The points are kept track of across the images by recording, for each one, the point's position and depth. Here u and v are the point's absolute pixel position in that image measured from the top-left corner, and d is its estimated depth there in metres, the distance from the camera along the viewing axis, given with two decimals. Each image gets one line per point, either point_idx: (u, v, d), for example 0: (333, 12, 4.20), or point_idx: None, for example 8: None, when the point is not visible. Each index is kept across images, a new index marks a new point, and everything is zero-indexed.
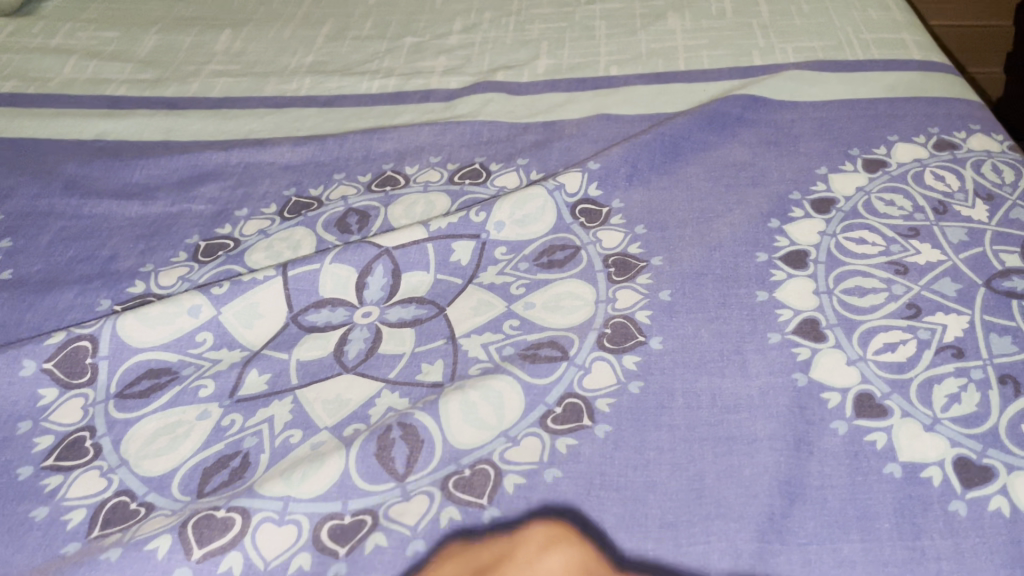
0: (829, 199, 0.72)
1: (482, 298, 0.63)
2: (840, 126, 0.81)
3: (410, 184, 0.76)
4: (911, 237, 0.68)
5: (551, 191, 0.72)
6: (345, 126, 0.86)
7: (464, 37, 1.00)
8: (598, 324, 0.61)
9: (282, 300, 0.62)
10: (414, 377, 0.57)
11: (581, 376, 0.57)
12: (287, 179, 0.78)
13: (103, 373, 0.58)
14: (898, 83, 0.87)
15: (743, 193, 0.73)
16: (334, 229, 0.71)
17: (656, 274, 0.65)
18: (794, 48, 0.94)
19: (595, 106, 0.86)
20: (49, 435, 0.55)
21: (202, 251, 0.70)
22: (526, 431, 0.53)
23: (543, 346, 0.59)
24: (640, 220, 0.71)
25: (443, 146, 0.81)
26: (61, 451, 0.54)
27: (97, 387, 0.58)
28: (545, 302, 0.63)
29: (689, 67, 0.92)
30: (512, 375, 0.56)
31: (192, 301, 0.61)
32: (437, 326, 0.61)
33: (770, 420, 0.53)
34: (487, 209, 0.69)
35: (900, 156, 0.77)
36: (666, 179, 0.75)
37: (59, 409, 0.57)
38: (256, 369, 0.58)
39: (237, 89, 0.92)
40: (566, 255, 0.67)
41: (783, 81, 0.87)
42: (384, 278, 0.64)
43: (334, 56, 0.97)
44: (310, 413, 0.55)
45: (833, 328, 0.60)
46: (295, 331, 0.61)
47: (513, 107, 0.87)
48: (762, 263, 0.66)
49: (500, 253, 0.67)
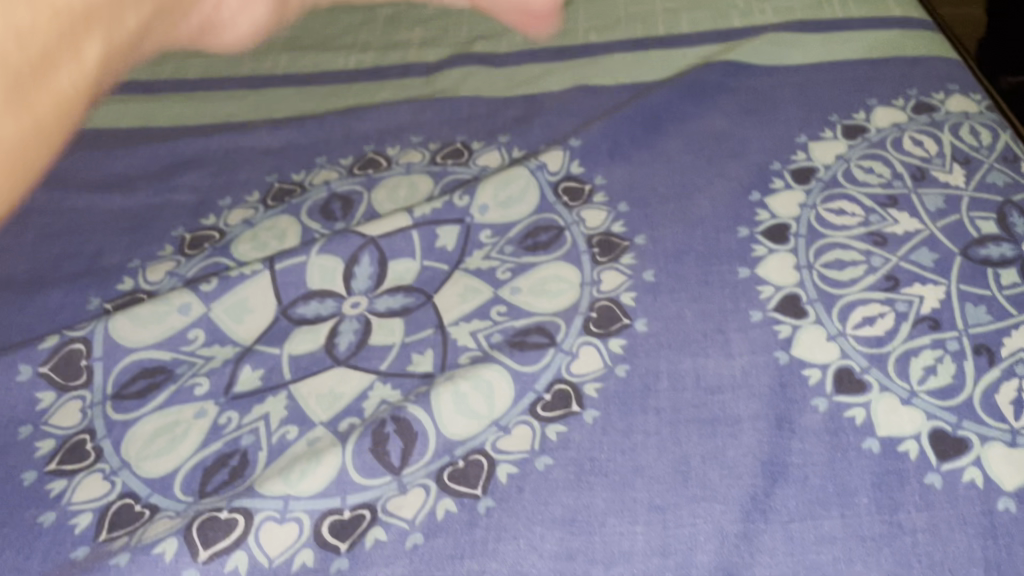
0: (808, 168, 0.73)
1: (469, 284, 0.64)
2: (819, 90, 0.82)
3: (393, 166, 0.76)
4: (888, 206, 0.69)
5: (533, 171, 0.73)
6: (325, 106, 0.85)
7: (440, 6, 0.99)
8: (584, 307, 0.62)
9: (271, 294, 0.63)
10: (405, 369, 0.58)
11: (569, 361, 0.58)
12: (269, 165, 0.78)
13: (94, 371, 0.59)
14: (878, 42, 0.87)
15: (723, 165, 0.74)
16: (319, 217, 0.71)
17: (640, 253, 0.66)
18: (773, 7, 0.94)
19: (575, 77, 0.86)
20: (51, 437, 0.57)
21: (188, 243, 0.71)
22: (517, 420, 0.55)
23: (531, 332, 0.60)
24: (622, 197, 0.72)
25: (425, 125, 0.81)
26: (63, 453, 0.55)
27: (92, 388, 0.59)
28: (531, 287, 0.64)
29: (668, 31, 0.92)
30: (501, 364, 0.57)
31: (182, 299, 0.62)
32: (426, 315, 0.62)
33: (752, 399, 0.55)
34: (469, 195, 0.70)
35: (879, 121, 0.78)
36: (647, 153, 0.76)
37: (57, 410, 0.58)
38: (250, 364, 0.59)
39: (212, 69, 0.91)
40: (550, 237, 0.68)
41: (761, 45, 0.87)
42: (371, 267, 0.65)
43: (309, 31, 0.96)
44: (305, 409, 0.56)
45: (814, 304, 0.61)
46: (285, 324, 0.62)
47: (493, 81, 0.87)
48: (743, 239, 0.67)
49: (486, 237, 0.68)
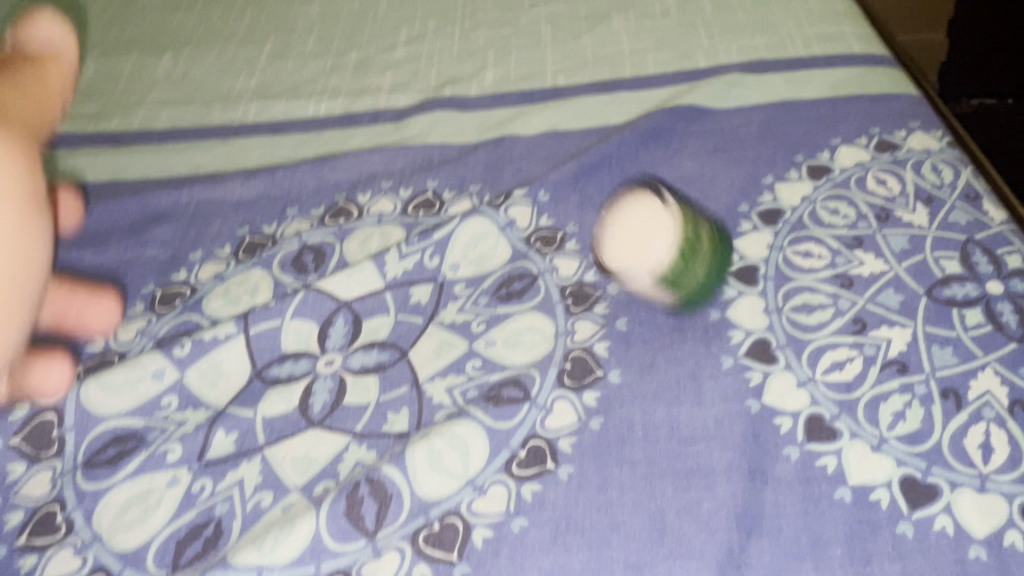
0: (775, 211, 0.74)
1: (443, 338, 0.64)
2: (784, 130, 0.83)
3: (364, 216, 0.76)
4: (855, 248, 0.70)
5: (503, 228, 0.73)
6: (295, 154, 0.85)
7: (409, 49, 1.00)
8: (558, 359, 0.62)
9: (245, 358, 0.63)
10: (380, 429, 0.58)
11: (543, 417, 0.58)
12: (240, 217, 0.77)
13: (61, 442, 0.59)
14: (840, 81, 0.89)
15: (693, 208, 0.75)
16: (291, 270, 0.71)
17: (613, 302, 0.67)
18: (737, 47, 0.96)
19: (544, 120, 0.87)
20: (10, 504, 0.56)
21: (159, 300, 0.70)
22: (492, 479, 0.55)
23: (505, 385, 0.60)
24: (594, 245, 0.72)
25: (395, 172, 0.81)
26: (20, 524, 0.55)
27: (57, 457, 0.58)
28: (505, 339, 0.64)
29: (635, 73, 0.93)
30: (475, 420, 0.58)
31: (155, 365, 0.62)
32: (400, 372, 0.62)
33: (726, 450, 0.55)
34: (441, 259, 0.70)
35: (843, 160, 0.79)
36: (616, 199, 0.76)
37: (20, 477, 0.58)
38: (223, 428, 0.59)
39: (182, 118, 0.91)
40: (524, 285, 0.68)
41: (725, 85, 0.88)
42: (346, 327, 0.65)
43: (279, 77, 0.96)
44: (280, 474, 0.56)
45: (783, 349, 0.62)
46: (259, 386, 0.62)
47: (463, 126, 0.87)
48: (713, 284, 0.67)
49: (460, 289, 0.68)
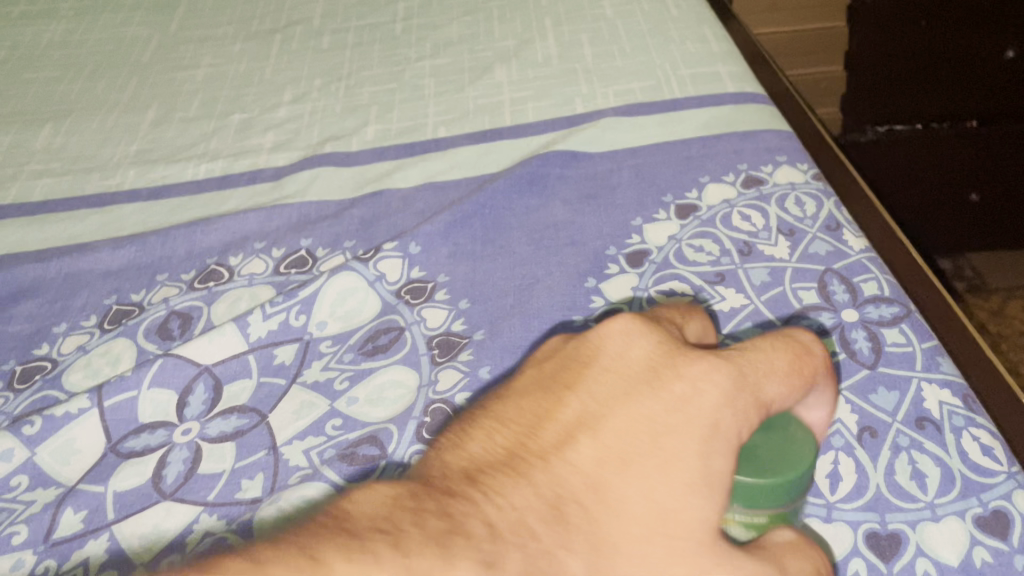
0: (642, 251, 0.75)
1: (304, 399, 0.64)
2: (654, 172, 0.85)
3: (235, 278, 0.76)
4: (716, 283, 0.71)
5: (372, 283, 0.73)
6: (170, 219, 0.84)
7: (294, 108, 1.00)
8: (419, 411, 0.62)
9: (98, 432, 0.62)
10: (232, 496, 0.57)
11: (399, 473, 0.57)
12: (108, 286, 0.76)
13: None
14: (710, 121, 0.91)
15: (561, 253, 0.75)
16: (156, 337, 0.70)
17: (477, 349, 0.67)
18: (614, 91, 0.98)
19: (423, 173, 0.88)
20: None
21: (18, 377, 0.68)
22: None
23: (362, 444, 0.59)
24: (463, 294, 0.73)
25: (271, 232, 0.81)
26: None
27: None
28: (368, 395, 0.64)
29: (515, 121, 0.95)
30: (328, 481, 0.57)
31: (4, 445, 0.61)
32: (259, 437, 0.61)
33: None
34: (307, 317, 0.70)
35: (710, 198, 0.81)
36: (489, 247, 0.77)
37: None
38: (72, 506, 0.57)
39: (58, 190, 0.89)
40: (390, 338, 0.69)
41: (599, 132, 0.91)
42: (206, 393, 0.65)
43: (161, 142, 0.96)
44: (126, 550, 0.55)
45: None
46: (112, 460, 0.60)
47: (342, 182, 0.87)
48: (577, 328, 0.68)
49: (325, 347, 0.68)
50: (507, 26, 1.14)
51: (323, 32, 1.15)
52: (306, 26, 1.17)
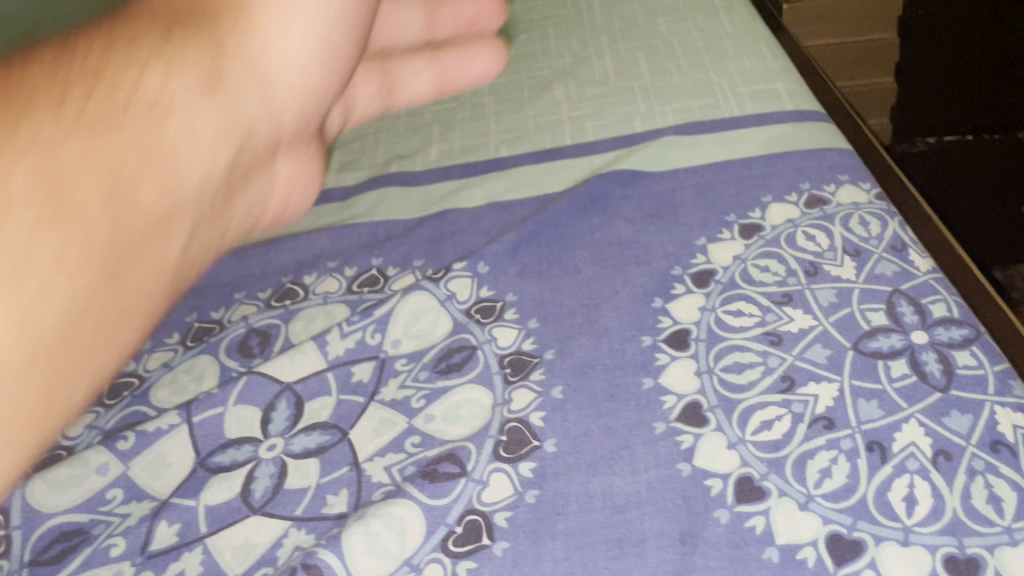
0: (708, 271, 0.76)
1: (383, 416, 0.66)
2: (717, 191, 0.85)
3: (309, 296, 0.79)
4: (783, 304, 0.72)
5: (442, 302, 0.76)
6: (246, 239, 0.87)
7: (358, 128, 1.03)
8: (495, 430, 0.63)
9: (188, 447, 0.64)
10: (319, 511, 0.59)
11: (479, 491, 0.59)
12: (189, 304, 0.79)
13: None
14: (770, 139, 0.92)
15: (627, 272, 0.76)
16: (237, 354, 0.73)
17: (549, 369, 0.68)
18: (673, 109, 0.99)
19: (487, 193, 0.90)
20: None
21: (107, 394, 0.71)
22: (429, 558, 0.56)
23: (442, 461, 0.61)
24: (532, 314, 0.74)
25: (341, 252, 0.84)
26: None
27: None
28: (445, 414, 0.66)
29: (575, 140, 0.96)
30: (412, 498, 0.59)
31: (100, 460, 0.64)
32: (341, 453, 0.63)
33: (658, 517, 0.56)
34: (382, 335, 0.73)
35: (774, 218, 0.81)
36: (554, 267, 0.78)
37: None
38: (166, 520, 0.60)
39: None
40: (463, 357, 0.70)
41: (659, 151, 0.92)
42: (288, 410, 0.67)
43: None
44: (220, 562, 0.57)
45: (714, 411, 0.63)
46: (202, 474, 0.63)
47: (408, 203, 0.90)
48: (646, 348, 0.69)
49: (401, 365, 0.70)
50: (563, 43, 1.16)
51: None
52: None
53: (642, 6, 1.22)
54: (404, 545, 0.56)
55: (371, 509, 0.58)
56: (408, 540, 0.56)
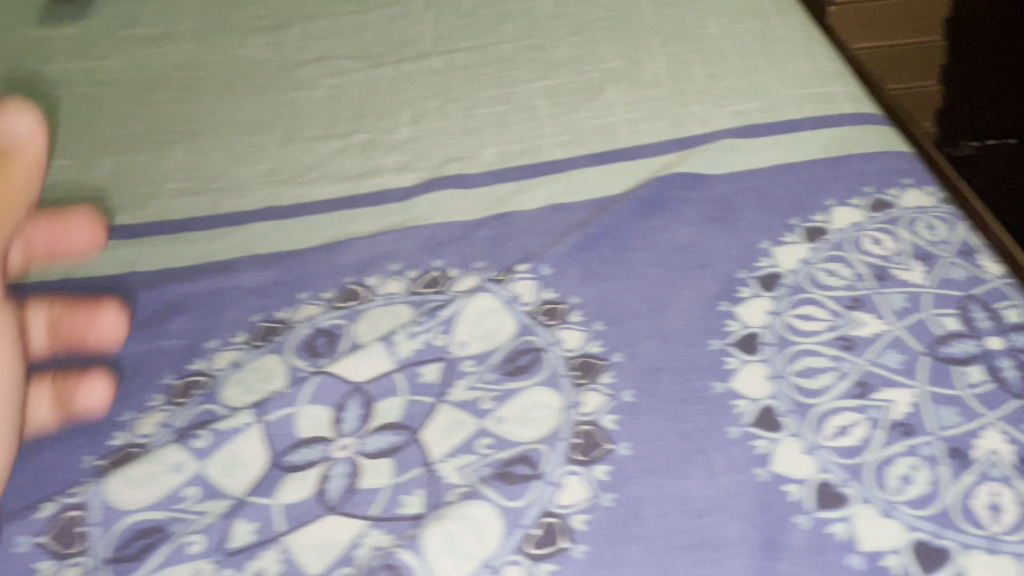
0: (774, 274, 0.75)
1: (453, 417, 0.66)
2: (779, 194, 0.85)
3: (373, 298, 0.79)
4: (853, 308, 0.71)
5: (507, 304, 0.75)
6: (306, 239, 0.87)
7: (412, 130, 1.03)
8: (567, 433, 0.63)
9: (260, 446, 0.65)
10: (395, 511, 0.59)
11: (554, 493, 0.59)
12: (254, 304, 0.79)
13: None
14: (829, 142, 0.91)
15: (692, 275, 0.76)
16: (304, 354, 0.73)
17: (618, 371, 0.67)
18: (730, 112, 0.99)
19: (545, 195, 0.90)
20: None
21: (177, 391, 0.71)
22: (507, 559, 0.56)
23: (516, 463, 0.61)
24: (596, 316, 0.73)
25: (402, 253, 0.84)
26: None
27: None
28: (514, 415, 0.65)
29: (632, 142, 0.96)
30: (488, 500, 0.59)
31: (176, 457, 0.64)
32: (413, 453, 0.64)
33: (738, 522, 0.56)
34: (448, 337, 0.73)
35: (838, 221, 0.81)
36: (616, 268, 0.78)
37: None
38: (243, 518, 0.60)
39: (196, 210, 0.93)
40: (530, 359, 0.70)
41: (718, 153, 0.91)
42: (358, 410, 0.67)
43: (289, 162, 0.99)
44: (299, 561, 0.57)
45: (789, 415, 0.63)
46: (276, 473, 0.63)
47: (466, 204, 0.90)
48: (715, 351, 0.68)
49: (468, 367, 0.70)
50: (614, 45, 1.15)
51: (433, 53, 1.18)
52: (416, 47, 1.20)
53: (692, 8, 1.21)
54: (482, 546, 0.56)
55: (446, 510, 0.58)
56: (485, 541, 0.56)
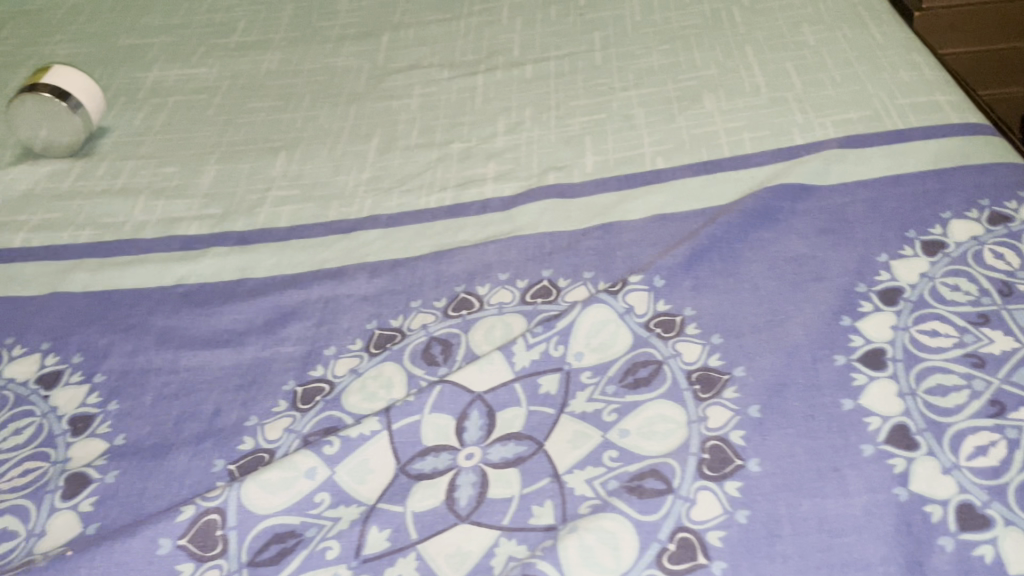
0: (895, 289, 0.74)
1: (577, 429, 0.66)
2: (892, 206, 0.83)
3: (485, 307, 0.80)
4: (981, 325, 0.70)
5: (622, 315, 0.75)
6: (413, 248, 0.88)
7: (509, 139, 1.04)
8: (696, 448, 0.63)
9: (388, 454, 0.66)
10: (527, 522, 0.60)
11: (688, 509, 0.59)
12: (368, 311, 0.81)
13: (88, 491, 0.68)
14: (940, 152, 0.90)
15: (809, 288, 0.75)
16: (422, 362, 0.75)
17: (741, 386, 0.67)
18: (833, 121, 0.97)
19: (649, 205, 0.89)
20: (21, 541, 0.66)
21: (300, 397, 0.73)
22: (645, 574, 0.56)
23: (646, 477, 0.61)
24: (714, 329, 0.73)
25: (510, 262, 0.84)
26: (34, 563, 0.62)
27: (97, 506, 0.67)
28: (639, 429, 0.65)
29: (734, 152, 0.95)
30: (622, 513, 0.59)
31: (307, 463, 0.65)
32: (540, 464, 0.64)
33: (880, 543, 0.56)
34: (564, 347, 0.73)
35: (956, 235, 0.79)
36: (730, 279, 0.77)
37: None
38: (376, 524, 0.61)
39: (302, 218, 0.95)
40: (650, 371, 0.70)
41: (825, 162, 0.90)
42: (480, 419, 0.68)
43: (389, 171, 1.01)
44: (436, 570, 0.58)
45: (923, 434, 0.62)
46: (405, 481, 0.64)
47: (570, 213, 0.90)
48: (841, 367, 0.67)
49: (587, 378, 0.70)
50: (707, 53, 1.15)
51: (524, 62, 1.18)
52: (506, 56, 1.20)
53: (785, 14, 1.20)
54: (619, 560, 0.57)
55: (581, 521, 0.59)
56: (622, 555, 0.57)
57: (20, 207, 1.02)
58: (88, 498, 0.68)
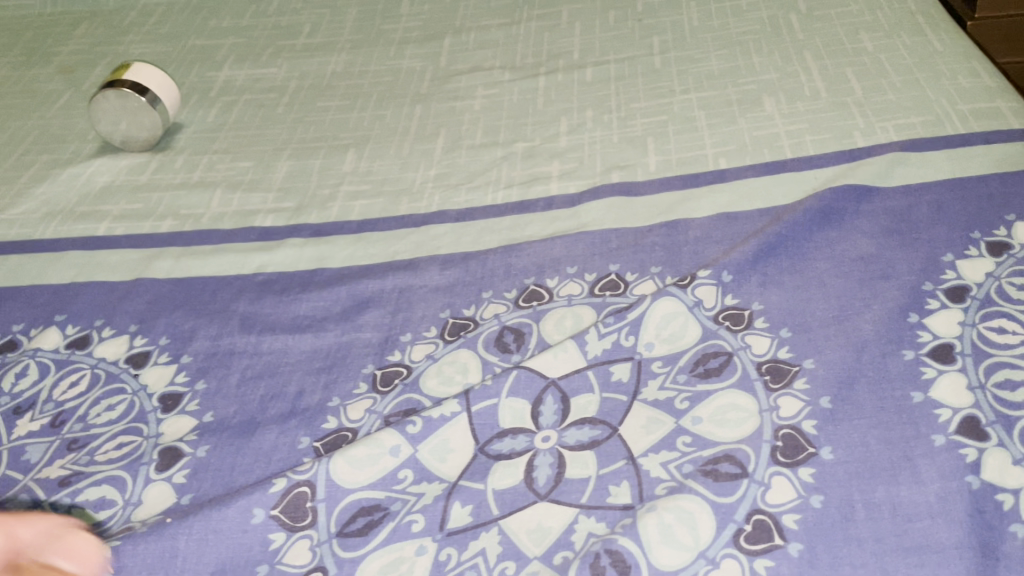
0: (961, 287, 0.76)
1: (650, 415, 0.68)
2: (956, 208, 0.85)
3: (555, 298, 0.82)
4: None
5: (691, 308, 0.77)
6: (482, 241, 0.91)
7: (572, 139, 1.06)
8: (769, 435, 0.65)
9: (468, 434, 0.68)
10: (605, 501, 0.63)
11: (763, 492, 0.61)
12: (441, 300, 0.84)
13: (181, 464, 0.72)
14: (1004, 156, 0.91)
15: (876, 286, 0.76)
16: (495, 350, 0.77)
17: (811, 378, 0.69)
18: (894, 126, 0.99)
19: (713, 204, 0.91)
20: (119, 508, 0.69)
21: (380, 380, 0.76)
22: (723, 552, 0.58)
23: (721, 461, 0.64)
24: (782, 323, 0.75)
25: (578, 256, 0.87)
26: (134, 529, 0.66)
27: (190, 478, 0.71)
28: (711, 416, 0.67)
29: (795, 154, 0.97)
30: (698, 495, 0.61)
31: (392, 441, 0.68)
32: (615, 447, 0.66)
33: (953, 528, 0.58)
34: (635, 337, 0.75)
35: (1021, 237, 0.81)
36: (797, 276, 0.79)
37: (90, 482, 0.71)
38: (459, 500, 0.64)
39: (374, 211, 0.98)
40: (720, 362, 0.72)
41: (888, 164, 0.91)
42: (555, 404, 0.70)
43: (456, 168, 1.04)
44: (518, 544, 0.61)
45: (994, 426, 0.63)
46: (484, 460, 0.67)
47: (635, 210, 0.92)
48: (910, 361, 0.69)
49: (658, 367, 0.72)
50: (766, 58, 1.16)
51: (585, 65, 1.21)
52: (567, 59, 1.23)
53: (843, 22, 1.21)
54: (698, 538, 0.59)
55: (658, 502, 0.61)
56: (700, 534, 0.59)
57: (102, 197, 1.06)
58: (181, 470, 0.71)
